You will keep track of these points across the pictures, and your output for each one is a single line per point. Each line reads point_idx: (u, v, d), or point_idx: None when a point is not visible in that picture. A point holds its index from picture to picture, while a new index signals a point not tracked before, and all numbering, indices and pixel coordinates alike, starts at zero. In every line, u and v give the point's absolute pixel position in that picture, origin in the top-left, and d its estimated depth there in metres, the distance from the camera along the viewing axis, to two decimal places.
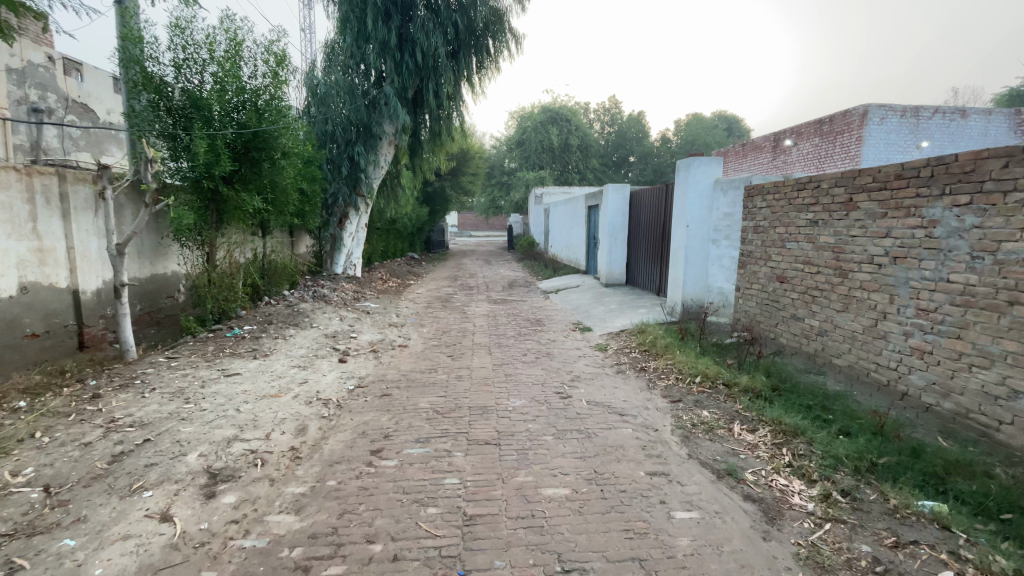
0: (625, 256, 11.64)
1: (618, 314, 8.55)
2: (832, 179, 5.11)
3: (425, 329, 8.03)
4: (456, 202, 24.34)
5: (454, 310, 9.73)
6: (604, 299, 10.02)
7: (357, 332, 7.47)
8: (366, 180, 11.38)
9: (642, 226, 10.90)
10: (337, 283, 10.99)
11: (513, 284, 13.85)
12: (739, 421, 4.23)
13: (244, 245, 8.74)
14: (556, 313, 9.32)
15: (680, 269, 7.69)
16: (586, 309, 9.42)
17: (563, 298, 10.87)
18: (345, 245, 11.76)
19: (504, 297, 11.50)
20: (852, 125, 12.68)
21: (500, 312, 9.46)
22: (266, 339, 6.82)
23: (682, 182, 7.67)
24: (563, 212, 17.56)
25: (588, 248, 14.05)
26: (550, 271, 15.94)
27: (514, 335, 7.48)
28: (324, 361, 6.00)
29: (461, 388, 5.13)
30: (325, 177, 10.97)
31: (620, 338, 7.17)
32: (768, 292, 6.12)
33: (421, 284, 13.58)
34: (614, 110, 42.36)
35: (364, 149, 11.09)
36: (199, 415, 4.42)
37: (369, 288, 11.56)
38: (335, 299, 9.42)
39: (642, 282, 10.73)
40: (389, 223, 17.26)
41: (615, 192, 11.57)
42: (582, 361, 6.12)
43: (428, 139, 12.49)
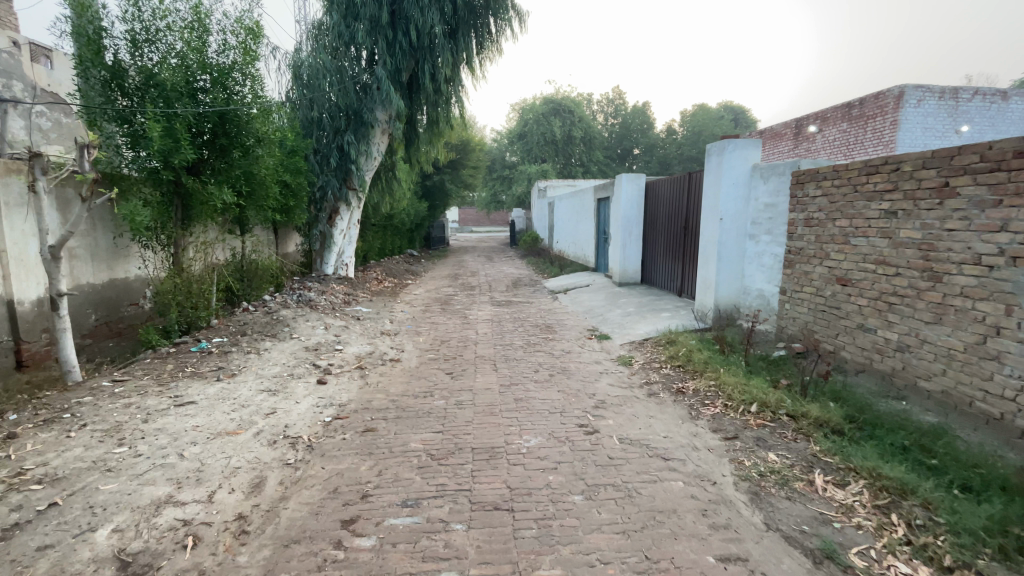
0: (640, 253, 10.66)
1: (639, 319, 7.59)
2: (916, 160, 4.14)
3: (421, 337, 7.11)
4: (456, 197, 23.34)
5: (454, 314, 8.78)
6: (620, 301, 9.06)
7: (343, 343, 6.53)
8: (357, 172, 10.39)
9: (660, 221, 9.89)
10: (326, 285, 10.04)
11: (518, 283, 12.87)
12: (820, 470, 3.28)
13: (218, 245, 7.80)
14: (567, 318, 8.37)
15: (712, 269, 6.73)
16: (601, 312, 8.46)
17: (575, 300, 9.90)
18: (335, 243, 10.79)
19: (508, 298, 10.55)
20: (885, 108, 11.63)
21: (505, 316, 8.51)
22: (235, 355, 5.88)
23: (715, 169, 6.67)
24: (569, 206, 16.55)
25: (599, 244, 13.05)
26: (557, 268, 14.96)
27: (523, 345, 6.55)
28: (301, 383, 5.07)
29: (463, 418, 4.20)
30: (312, 169, 10.00)
31: (646, 349, 6.21)
32: (825, 296, 5.16)
33: (420, 284, 12.60)
34: (617, 101, 41.22)
35: (355, 138, 10.10)
36: (130, 465, 3.49)
37: (363, 289, 10.61)
38: (322, 304, 8.48)
39: (661, 281, 9.76)
40: (385, 220, 16.28)
41: (629, 183, 10.54)
42: (605, 380, 5.18)
43: (425, 128, 11.48)
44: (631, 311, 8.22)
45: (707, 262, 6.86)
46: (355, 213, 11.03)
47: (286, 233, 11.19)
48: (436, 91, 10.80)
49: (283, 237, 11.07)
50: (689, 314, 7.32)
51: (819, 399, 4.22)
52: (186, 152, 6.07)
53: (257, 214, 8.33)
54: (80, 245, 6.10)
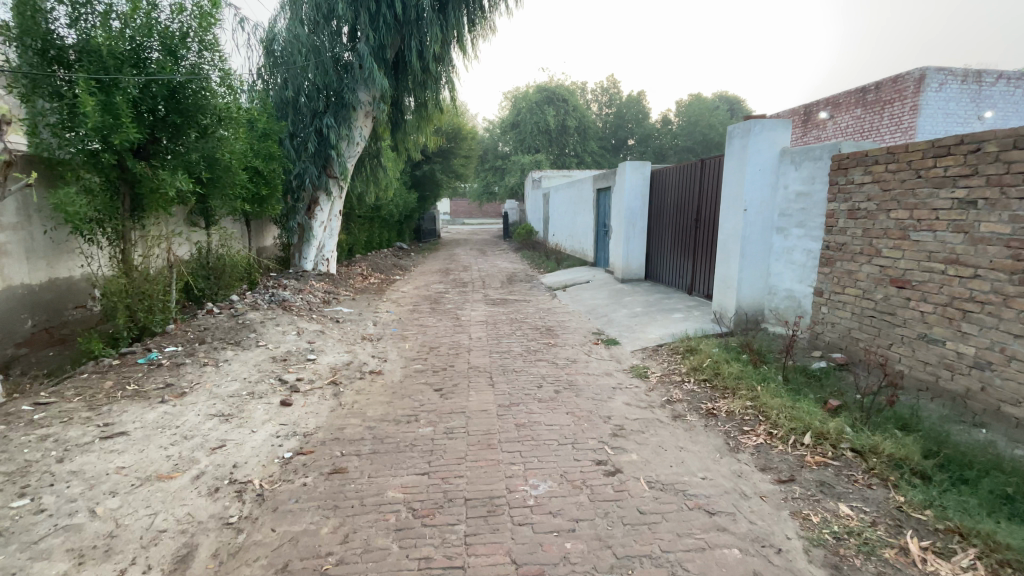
0: (644, 247, 9.90)
1: (649, 321, 6.84)
2: (1006, 138, 3.41)
3: (407, 342, 6.32)
4: (447, 187, 22.43)
5: (444, 315, 7.99)
6: (625, 300, 8.31)
7: (318, 352, 5.72)
8: (337, 159, 9.50)
9: (668, 212, 9.12)
10: (304, 282, 9.18)
11: (513, 279, 12.08)
12: (913, 531, 2.56)
13: (174, 237, 6.91)
14: (569, 318, 7.61)
15: (732, 266, 5.99)
16: (605, 312, 7.71)
17: (575, 298, 9.14)
18: (315, 236, 9.90)
19: (503, 296, 9.78)
20: (904, 92, 10.94)
21: (500, 317, 7.73)
22: (190, 367, 5.06)
23: (737, 153, 5.91)
24: (566, 197, 15.74)
25: (598, 237, 12.27)
26: (553, 262, 14.19)
27: (522, 352, 5.79)
28: (262, 404, 4.27)
29: (455, 451, 3.44)
30: (287, 155, 9.10)
31: (662, 357, 5.47)
32: (876, 300, 4.44)
33: (408, 279, 11.77)
34: (612, 90, 40.30)
35: (334, 121, 9.18)
36: (24, 528, 2.69)
37: (345, 286, 9.77)
38: (297, 303, 7.65)
39: (668, 277, 9.01)
40: (371, 211, 15.35)
41: (633, 171, 9.73)
42: (621, 397, 4.43)
43: (412, 111, 10.59)
44: (638, 311, 7.48)
45: (727, 258, 6.10)
46: (336, 204, 10.13)
47: (260, 225, 10.27)
48: (425, 71, 9.93)
49: (257, 230, 10.15)
50: (704, 317, 6.59)
51: (883, 427, 3.51)
52: (130, 130, 5.19)
53: (222, 205, 7.44)
54: (10, 240, 5.23)
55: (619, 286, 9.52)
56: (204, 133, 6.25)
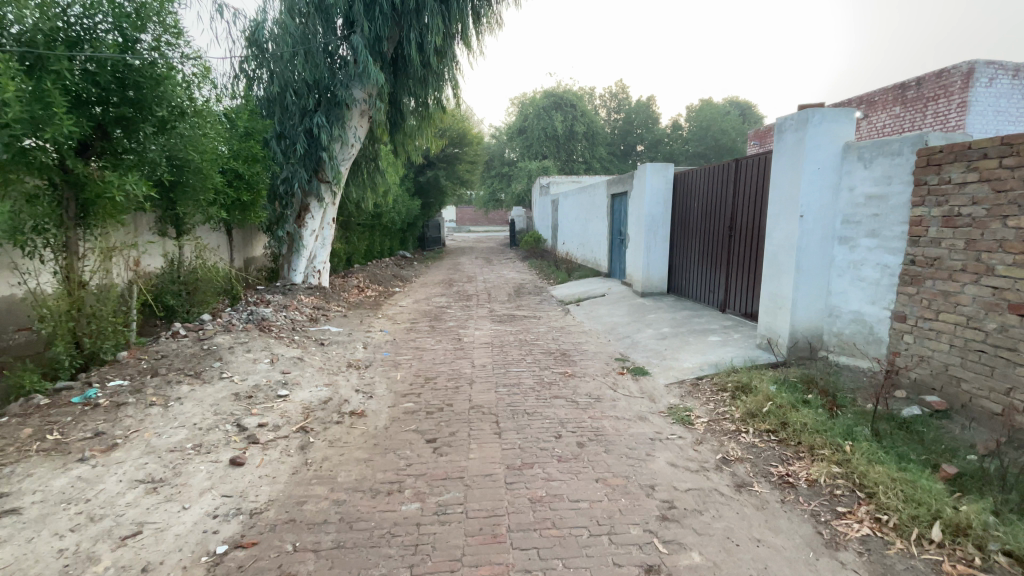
0: (667, 258, 8.96)
1: (682, 347, 5.89)
2: None
3: (400, 369, 5.41)
4: (452, 194, 21.62)
5: (445, 335, 7.08)
6: (649, 318, 7.36)
7: (292, 384, 4.82)
8: (329, 162, 8.64)
9: (694, 218, 8.18)
10: (291, 296, 8.29)
11: (521, 291, 11.16)
12: None
13: (133, 249, 5.99)
14: (587, 339, 6.68)
15: (785, 283, 5.03)
16: (628, 333, 6.77)
17: (591, 314, 8.20)
18: (305, 246, 9.02)
19: (511, 311, 8.86)
20: (950, 88, 9.94)
21: (508, 337, 6.81)
22: (132, 408, 4.17)
23: (790, 149, 4.99)
24: (576, 202, 14.81)
25: (613, 246, 11.34)
26: (564, 273, 13.24)
27: (534, 383, 4.86)
28: (207, 463, 3.38)
29: (448, 547, 2.51)
30: (273, 157, 8.25)
31: (704, 394, 4.53)
32: (987, 331, 3.49)
33: (408, 292, 10.87)
34: (620, 95, 39.48)
35: (325, 120, 8.32)
36: None
37: (337, 300, 8.89)
38: (278, 322, 6.76)
39: (696, 291, 8.04)
40: (371, 218, 14.53)
41: (654, 173, 8.78)
42: (662, 453, 3.50)
43: (412, 109, 9.71)
44: (666, 333, 6.54)
45: (778, 274, 5.15)
46: (327, 211, 9.25)
47: (246, 234, 9.40)
48: (425, 66, 9.08)
49: (243, 240, 9.29)
50: (748, 342, 5.63)
51: None
52: (63, 121, 4.30)
53: (193, 211, 6.55)
54: None
55: (640, 301, 8.57)
56: (163, 128, 5.32)
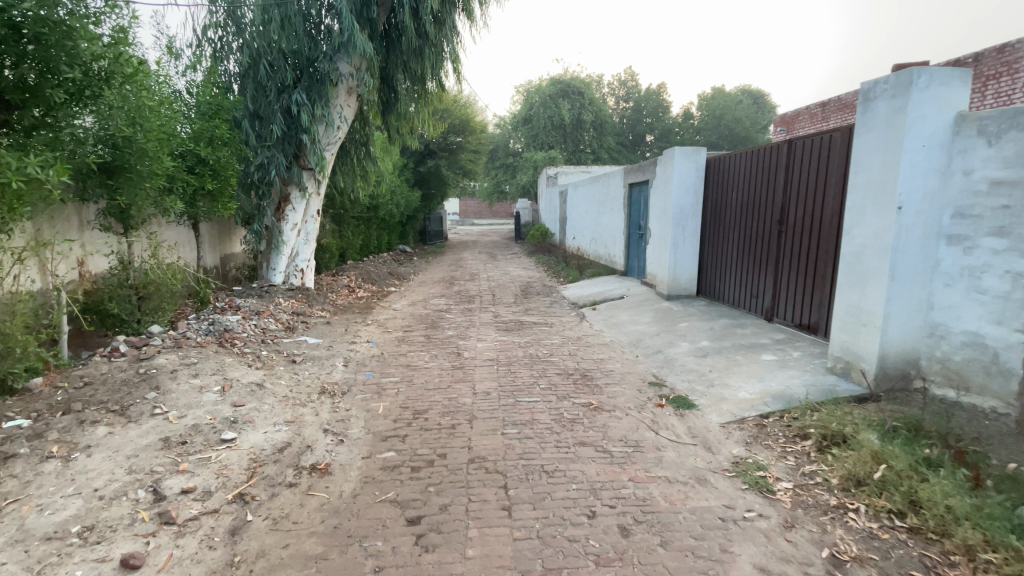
0: (696, 257, 7.82)
1: (731, 369, 4.79)
2: None
3: (383, 398, 4.35)
4: (454, 185, 20.45)
5: (442, 347, 5.99)
6: (682, 328, 6.26)
7: (243, 422, 3.77)
8: (311, 146, 7.52)
9: (732, 211, 7.03)
10: (267, 299, 7.22)
11: (529, 291, 10.08)
12: None
13: (59, 259, 5.01)
14: (611, 354, 5.60)
15: (873, 294, 3.93)
16: (659, 349, 5.68)
17: (611, 321, 7.08)
18: (286, 243, 7.92)
19: (519, 316, 7.78)
20: (1017, 64, 8.74)
21: (517, 351, 5.73)
22: (21, 462, 3.13)
23: (885, 122, 3.86)
24: (588, 194, 13.65)
25: (631, 242, 10.21)
26: (575, 270, 12.12)
27: (552, 422, 3.79)
28: (89, 567, 2.35)
29: None
30: (246, 140, 7.13)
31: (776, 443, 3.46)
32: None
33: (404, 293, 9.80)
34: (629, 84, 37.98)
35: (305, 97, 7.21)
36: None
37: (322, 303, 7.83)
38: (245, 334, 5.71)
39: (735, 295, 6.91)
40: (366, 210, 13.43)
41: (684, 158, 7.59)
42: (742, 548, 2.44)
43: (407, 90, 8.45)
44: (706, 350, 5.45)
45: (863, 281, 4.04)
46: (310, 202, 8.12)
47: (216, 229, 8.24)
48: (420, 36, 7.91)
49: (211, 236, 8.13)
50: (817, 366, 4.53)
51: None
52: None
53: (144, 203, 5.45)
54: None
55: (666, 305, 7.47)
56: (80, 93, 4.19)
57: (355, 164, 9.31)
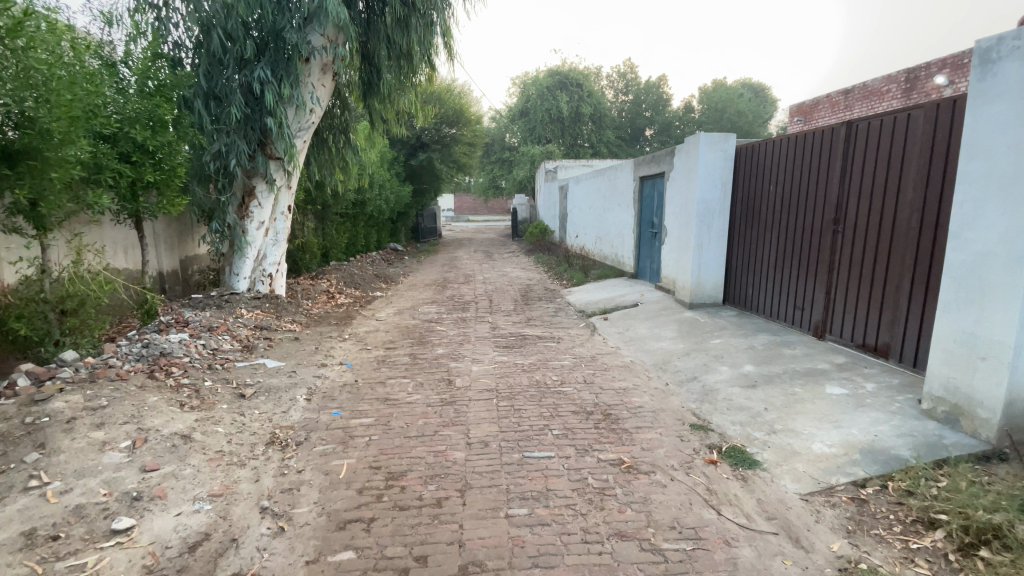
0: (723, 260, 6.80)
1: (792, 409, 3.79)
2: None
3: (347, 452, 3.31)
4: (447, 179, 19.35)
5: (429, 369, 4.95)
6: (715, 347, 5.26)
7: (151, 500, 2.75)
8: (278, 132, 6.46)
9: (769, 207, 6.02)
10: (226, 311, 6.17)
11: (530, 297, 9.04)
12: None
13: None
14: (637, 380, 4.60)
15: (997, 318, 2.97)
16: (692, 374, 4.68)
17: (628, 335, 6.07)
18: (251, 244, 6.84)
19: (521, 326, 6.77)
20: None
21: (522, 374, 4.71)
22: None
23: (1020, 88, 2.87)
24: (592, 188, 12.61)
25: (643, 241, 9.18)
26: (580, 271, 11.09)
27: (575, 496, 2.78)
28: None
29: None
30: (198, 123, 6.07)
31: (891, 536, 2.47)
32: None
33: (390, 298, 8.74)
34: (629, 75, 36.82)
35: (269, 74, 6.14)
36: None
37: (292, 314, 6.76)
38: (187, 358, 4.66)
39: (773, 305, 5.91)
40: (350, 206, 12.32)
41: (710, 146, 6.55)
42: None
43: (392, 68, 7.36)
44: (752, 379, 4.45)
45: (980, 299, 3.07)
46: (279, 197, 7.01)
47: (166, 227, 7.13)
48: (405, 3, 6.89)
49: (161, 234, 7.02)
50: (907, 408, 3.54)
51: None
52: None
53: (58, 196, 4.41)
54: None
55: (690, 316, 6.47)
56: None
57: (334, 155, 8.24)
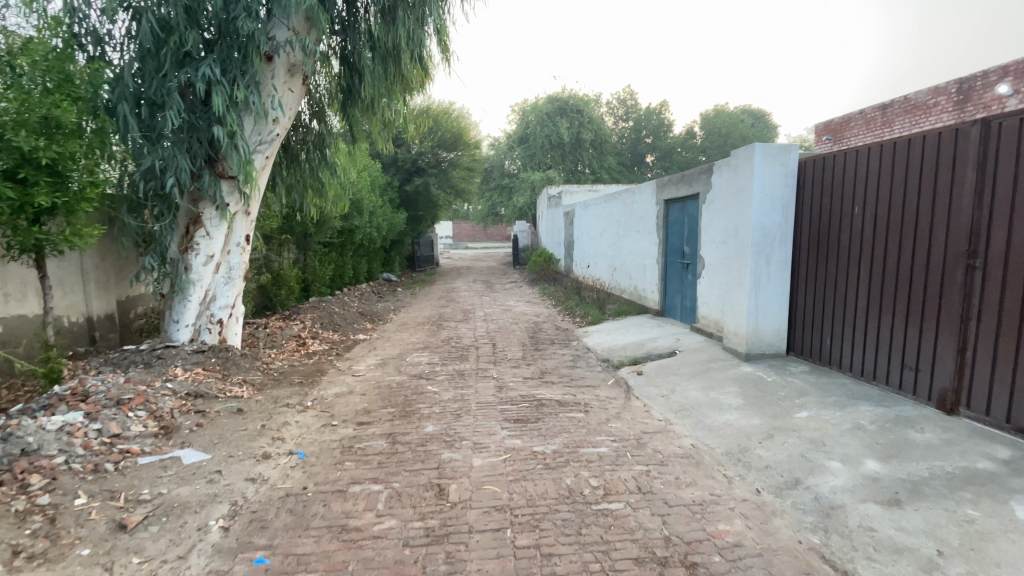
0: (786, 300, 5.41)
1: (987, 558, 2.37)
2: None
3: None
4: (445, 206, 18.15)
5: (410, 463, 3.50)
6: (805, 427, 3.85)
7: None
8: (228, 145, 5.11)
9: (850, 235, 4.67)
10: (154, 373, 4.74)
11: (540, 340, 7.65)
12: None
13: None
14: (712, 485, 3.18)
15: None
16: (789, 477, 3.26)
17: (675, 400, 4.66)
18: (195, 283, 5.40)
19: (533, 381, 5.36)
20: None
21: (543, 473, 3.28)
22: None
23: None
24: (604, 213, 11.30)
25: (672, 273, 7.83)
26: (594, 306, 9.70)
27: None
28: None
29: None
30: (125, 133, 4.77)
31: None
32: None
33: (372, 344, 7.31)
34: (630, 101, 36.07)
35: (216, 72, 4.84)
36: None
37: (244, 372, 5.32)
38: (63, 456, 3.29)
39: (866, 363, 4.48)
40: (335, 235, 11.01)
41: (769, 158, 5.23)
42: None
43: (376, 70, 6.01)
44: (886, 490, 3.02)
45: None
46: (232, 226, 5.64)
47: (99, 263, 5.82)
48: None
49: (92, 273, 5.72)
50: None
51: None
52: None
53: None
54: None
55: (751, 373, 5.07)
56: None
57: (307, 175, 6.93)
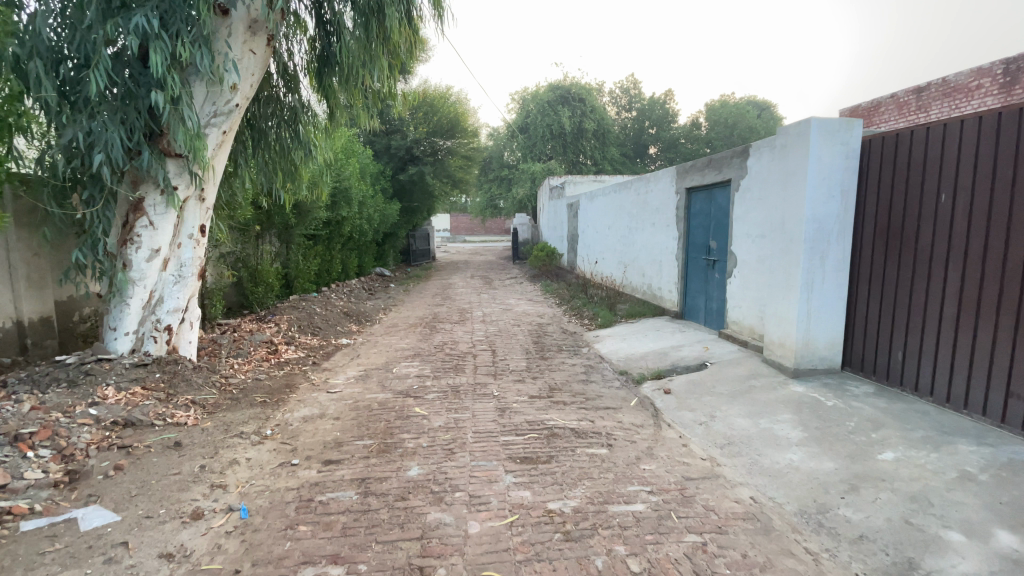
0: (843, 306, 4.54)
1: None
2: None
3: None
4: (442, 197, 17.20)
5: (385, 529, 2.63)
6: (898, 476, 2.98)
7: None
8: (171, 115, 4.16)
9: (931, 230, 3.80)
10: (77, 395, 3.85)
11: (547, 346, 6.77)
12: None
13: None
14: (797, 570, 2.32)
15: None
16: (898, 557, 2.40)
17: (718, 431, 3.80)
18: (136, 282, 4.49)
19: (541, 400, 4.48)
20: None
21: (563, 550, 2.42)
22: None
23: None
24: (613, 203, 10.36)
25: (695, 270, 6.94)
26: (604, 306, 8.81)
27: None
28: None
29: None
30: (40, 99, 3.85)
31: None
32: None
33: (355, 351, 6.41)
34: (633, 91, 34.92)
35: (150, 22, 3.86)
36: None
37: (195, 390, 4.43)
38: None
39: (953, 387, 3.64)
40: (319, 226, 10.07)
41: (825, 135, 4.34)
42: None
43: (358, 28, 5.08)
44: None
45: None
46: (182, 215, 4.74)
47: (30, 259, 4.90)
48: None
49: (20, 270, 4.81)
50: None
51: None
52: None
53: None
54: None
55: (805, 395, 4.20)
56: None
57: (277, 156, 5.92)
